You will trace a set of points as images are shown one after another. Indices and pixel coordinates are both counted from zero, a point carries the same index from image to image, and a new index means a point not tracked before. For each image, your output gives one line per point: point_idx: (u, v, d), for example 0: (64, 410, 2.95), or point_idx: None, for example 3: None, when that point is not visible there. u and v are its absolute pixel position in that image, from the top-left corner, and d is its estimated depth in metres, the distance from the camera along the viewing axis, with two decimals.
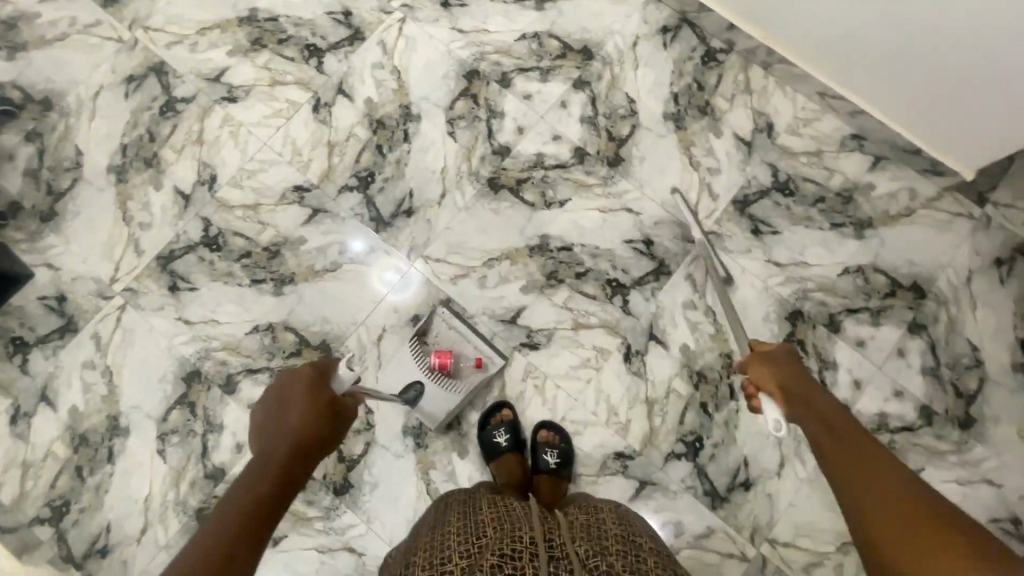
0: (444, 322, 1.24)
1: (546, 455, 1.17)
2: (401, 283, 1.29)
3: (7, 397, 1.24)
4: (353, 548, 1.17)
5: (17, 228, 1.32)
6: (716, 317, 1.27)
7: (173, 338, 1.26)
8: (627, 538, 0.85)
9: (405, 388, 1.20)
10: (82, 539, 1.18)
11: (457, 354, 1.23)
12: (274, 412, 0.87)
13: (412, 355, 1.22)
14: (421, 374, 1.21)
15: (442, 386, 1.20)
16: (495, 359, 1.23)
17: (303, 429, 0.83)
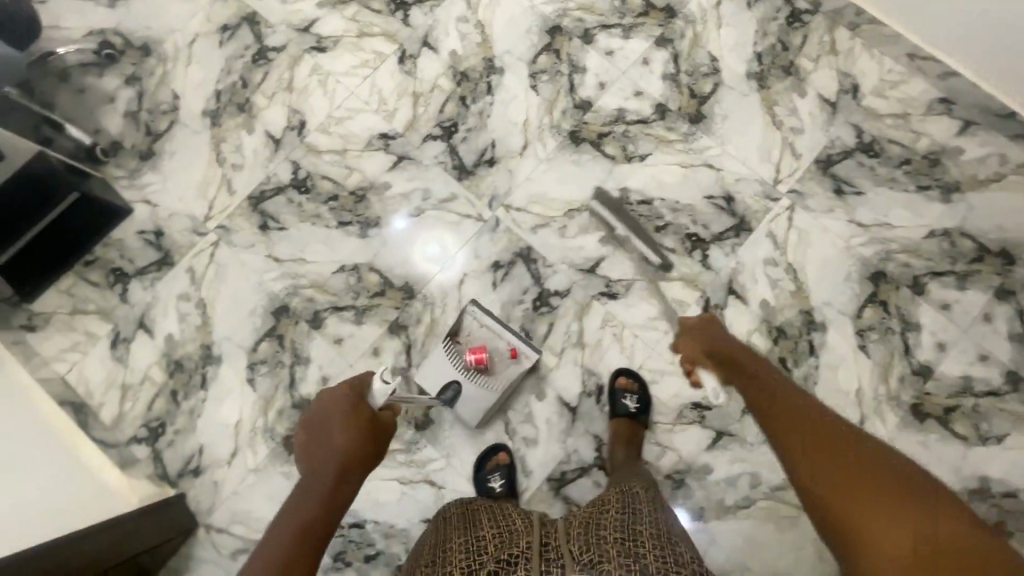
0: (474, 320, 1.22)
1: (626, 399, 1.19)
2: (442, 260, 1.30)
3: (108, 322, 1.31)
4: (433, 481, 1.21)
5: (117, 166, 1.39)
6: (797, 275, 1.27)
7: (263, 274, 1.31)
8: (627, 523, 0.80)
9: (443, 387, 1.19)
10: (177, 459, 1.24)
11: (491, 348, 1.21)
12: (317, 430, 0.92)
13: (446, 355, 1.20)
14: (456, 373, 1.19)
15: (479, 383, 1.19)
16: (531, 351, 1.21)
17: (347, 450, 0.87)
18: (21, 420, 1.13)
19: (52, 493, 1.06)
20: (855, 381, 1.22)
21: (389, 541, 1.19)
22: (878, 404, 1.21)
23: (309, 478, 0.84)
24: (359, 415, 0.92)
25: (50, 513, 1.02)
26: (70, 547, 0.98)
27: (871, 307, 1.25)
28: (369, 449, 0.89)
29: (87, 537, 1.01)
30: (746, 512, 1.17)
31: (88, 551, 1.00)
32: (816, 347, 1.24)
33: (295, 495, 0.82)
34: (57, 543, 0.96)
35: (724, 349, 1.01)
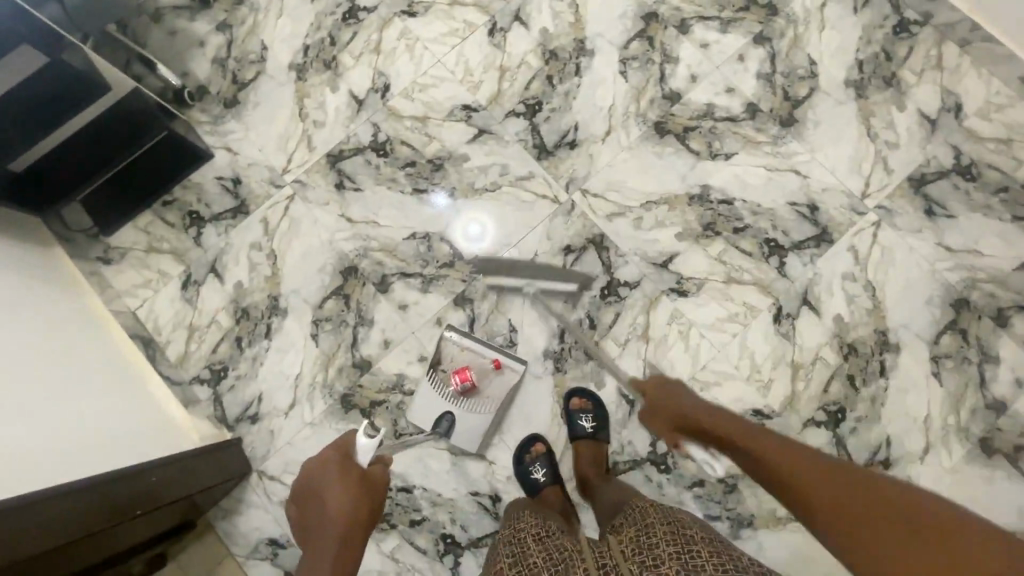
0: (455, 345, 1.24)
1: (581, 420, 1.17)
2: (477, 236, 1.30)
3: (180, 263, 1.33)
4: (484, 456, 1.22)
5: (202, 110, 1.40)
6: (875, 292, 1.23)
7: (335, 233, 1.32)
8: (677, 527, 0.79)
9: (437, 419, 1.20)
10: (236, 404, 1.26)
11: (473, 366, 1.23)
12: (311, 502, 0.94)
13: (431, 386, 1.22)
14: (446, 402, 1.21)
15: (471, 406, 1.20)
16: (514, 359, 1.23)
17: (340, 513, 0.88)
18: (90, 353, 1.14)
19: (114, 424, 1.06)
20: (923, 408, 1.19)
21: (434, 509, 1.20)
22: (945, 433, 1.17)
23: (315, 551, 0.86)
24: (349, 473, 0.92)
25: (121, 444, 1.04)
26: (135, 477, 0.98)
27: (950, 334, 1.21)
28: (367, 504, 0.89)
29: (152, 469, 1.02)
30: (797, 524, 1.15)
31: (150, 483, 1.00)
32: (888, 368, 1.20)
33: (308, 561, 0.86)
34: (124, 471, 0.96)
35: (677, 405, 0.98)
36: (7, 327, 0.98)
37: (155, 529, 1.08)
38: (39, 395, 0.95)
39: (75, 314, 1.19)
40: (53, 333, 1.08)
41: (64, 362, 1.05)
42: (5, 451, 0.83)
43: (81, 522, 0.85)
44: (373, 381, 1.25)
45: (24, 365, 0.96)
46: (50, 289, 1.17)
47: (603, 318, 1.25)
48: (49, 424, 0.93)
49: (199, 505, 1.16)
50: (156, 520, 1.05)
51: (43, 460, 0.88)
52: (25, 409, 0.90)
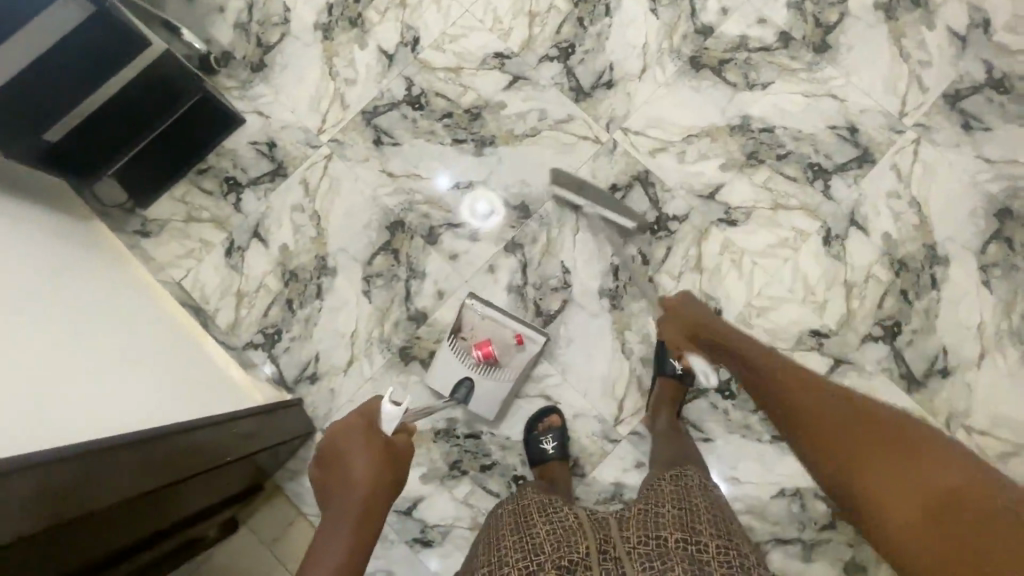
0: (476, 315, 1.22)
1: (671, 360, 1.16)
2: (485, 216, 1.29)
3: (223, 231, 1.31)
4: (548, 396, 1.22)
5: (229, 77, 1.38)
6: (920, 208, 1.25)
7: (377, 189, 1.31)
8: (687, 521, 0.78)
9: (456, 385, 1.19)
10: (293, 365, 1.26)
11: (496, 340, 1.21)
12: (332, 470, 0.81)
13: (452, 353, 1.20)
14: (465, 369, 1.19)
15: (491, 376, 1.19)
16: (536, 333, 1.21)
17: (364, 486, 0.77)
18: (151, 321, 1.13)
19: (179, 388, 1.04)
20: (976, 316, 1.21)
21: (504, 453, 1.20)
22: (999, 339, 1.20)
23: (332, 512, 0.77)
24: (376, 445, 0.81)
25: (193, 405, 1.03)
26: (199, 431, 0.96)
27: (996, 243, 1.23)
28: (392, 479, 0.80)
29: (214, 425, 0.99)
30: None
31: (215, 437, 0.98)
32: (939, 280, 1.22)
33: (323, 528, 0.76)
34: (188, 424, 0.94)
35: (701, 320, 1.07)
36: (73, 298, 0.98)
37: (228, 491, 1.06)
38: (91, 358, 0.90)
39: (128, 285, 1.17)
40: (102, 298, 1.05)
41: (121, 329, 1.03)
42: (77, 409, 0.80)
43: (157, 471, 0.83)
44: (430, 332, 1.25)
45: (81, 331, 0.93)
46: (95, 256, 1.14)
47: (654, 252, 1.25)
48: (123, 386, 0.92)
49: (266, 467, 1.16)
50: (228, 479, 1.04)
51: (122, 417, 0.87)
52: (75, 373, 0.85)
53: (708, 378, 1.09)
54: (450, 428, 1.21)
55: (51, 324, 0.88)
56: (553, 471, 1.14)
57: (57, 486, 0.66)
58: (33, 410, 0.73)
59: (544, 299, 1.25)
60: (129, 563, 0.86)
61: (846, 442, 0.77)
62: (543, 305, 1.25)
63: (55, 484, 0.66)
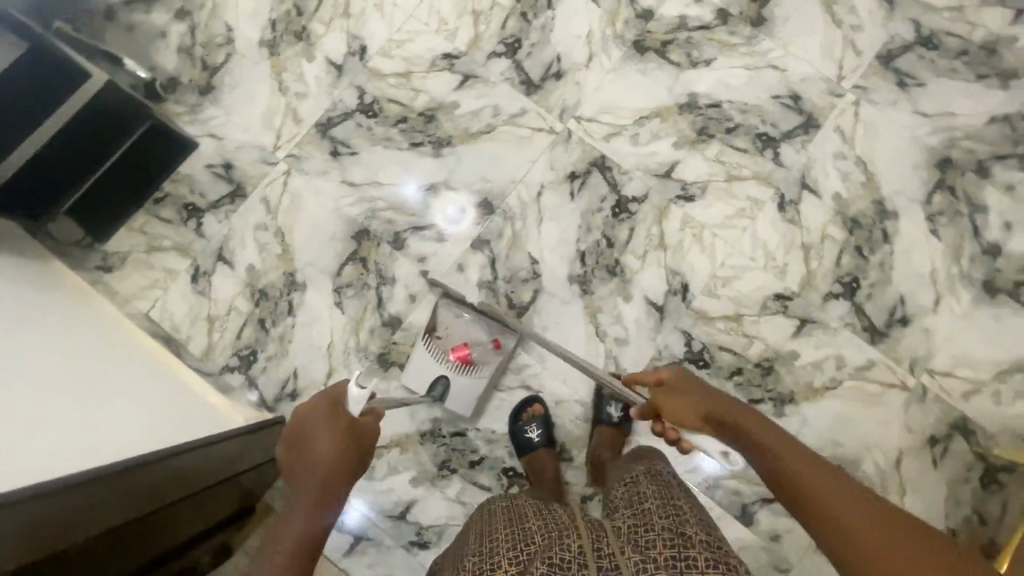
0: (452, 314, 1.23)
1: (610, 408, 1.17)
2: (457, 217, 1.30)
3: (186, 257, 1.30)
4: (529, 385, 1.24)
5: (177, 102, 1.37)
6: (866, 166, 1.30)
7: (339, 200, 1.31)
8: (676, 529, 0.72)
9: (431, 383, 1.20)
10: (272, 384, 1.25)
11: (473, 342, 1.22)
12: (295, 454, 0.80)
13: (428, 352, 1.21)
14: (441, 368, 1.20)
15: (466, 377, 1.20)
16: (512, 338, 1.24)
17: (327, 465, 0.77)
18: (127, 356, 1.13)
19: (162, 416, 1.05)
20: (928, 264, 1.26)
21: (491, 447, 1.22)
22: (951, 283, 1.25)
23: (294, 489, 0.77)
24: (340, 425, 0.80)
25: (178, 431, 1.04)
26: (169, 460, 0.94)
27: (939, 193, 1.29)
28: (355, 459, 0.79)
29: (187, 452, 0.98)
30: (833, 392, 1.22)
31: (187, 463, 0.97)
32: (890, 234, 1.27)
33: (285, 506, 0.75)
34: (158, 454, 0.92)
35: (712, 398, 0.94)
36: (48, 338, 0.99)
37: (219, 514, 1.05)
38: (67, 394, 0.90)
39: (101, 323, 1.17)
40: (68, 336, 1.04)
41: (98, 365, 1.03)
42: (56, 446, 0.81)
43: (122, 506, 0.82)
44: (406, 336, 1.26)
45: (59, 369, 0.94)
46: (56, 297, 1.13)
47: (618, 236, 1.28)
48: (104, 418, 0.93)
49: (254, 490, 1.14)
50: (214, 503, 1.02)
51: (104, 450, 0.88)
52: (53, 410, 0.86)
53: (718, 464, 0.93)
54: (435, 429, 1.22)
55: (26, 364, 0.89)
56: (537, 460, 1.17)
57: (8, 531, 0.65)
58: (5, 445, 0.74)
59: (515, 291, 1.27)
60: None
61: (873, 540, 0.68)
62: (515, 297, 1.27)
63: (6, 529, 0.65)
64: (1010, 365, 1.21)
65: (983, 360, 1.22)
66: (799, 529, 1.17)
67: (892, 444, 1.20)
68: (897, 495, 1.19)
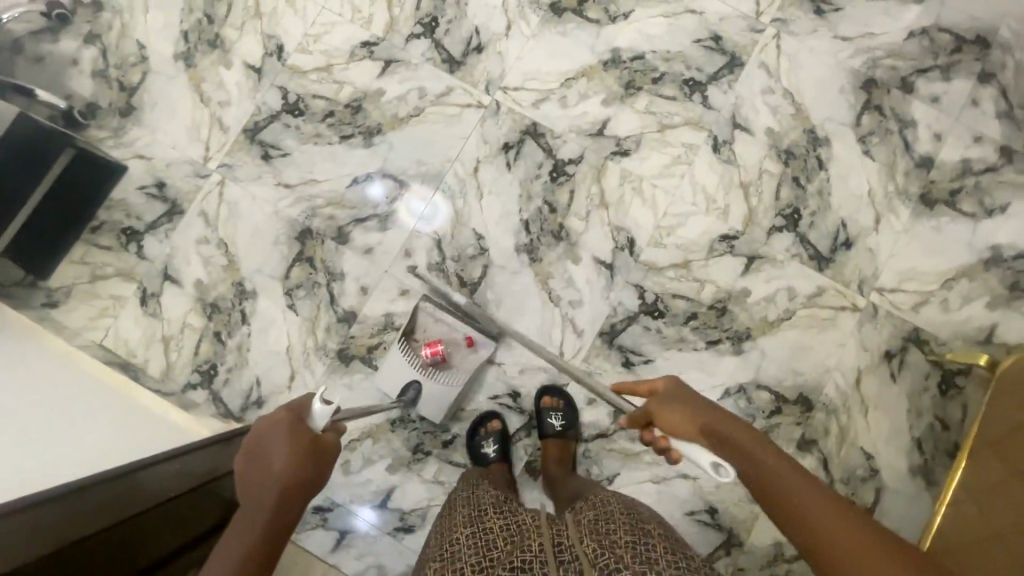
0: (430, 316, 1.23)
1: (551, 418, 1.18)
2: (429, 212, 1.29)
3: (132, 281, 1.29)
4: (492, 359, 1.25)
5: (99, 127, 1.34)
6: (794, 98, 1.31)
7: (277, 203, 1.30)
8: (637, 520, 0.82)
9: (404, 388, 1.19)
10: (236, 395, 1.25)
11: (448, 341, 1.22)
12: (251, 467, 0.79)
13: (401, 354, 1.20)
14: (414, 372, 1.19)
15: (437, 379, 1.19)
16: (488, 337, 1.23)
17: (284, 478, 0.76)
18: (91, 380, 1.14)
19: (138, 431, 1.08)
20: (864, 186, 1.28)
21: (462, 425, 1.23)
22: (889, 201, 1.27)
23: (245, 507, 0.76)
24: (301, 442, 0.79)
25: (153, 442, 1.07)
26: (152, 470, 0.98)
27: (868, 114, 1.30)
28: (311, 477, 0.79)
29: (132, 472, 0.93)
30: (789, 323, 1.24)
31: (148, 479, 0.96)
32: (825, 161, 1.28)
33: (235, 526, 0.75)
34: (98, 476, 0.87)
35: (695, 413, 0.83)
36: (18, 367, 1.02)
37: (201, 526, 1.03)
38: (5, 420, 0.86)
39: (60, 351, 1.18)
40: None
41: (66, 390, 1.06)
42: (32, 465, 0.84)
43: (66, 528, 0.78)
44: (363, 328, 1.26)
45: (34, 393, 0.97)
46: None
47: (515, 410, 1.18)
48: (80, 437, 0.96)
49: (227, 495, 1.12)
50: (184, 519, 0.99)
51: (81, 465, 0.91)
52: (31, 429, 0.89)
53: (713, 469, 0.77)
54: (404, 416, 1.23)
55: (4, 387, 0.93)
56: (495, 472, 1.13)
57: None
58: None
59: (465, 267, 1.27)
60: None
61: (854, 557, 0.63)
62: (465, 274, 1.27)
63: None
64: (955, 273, 1.24)
65: (928, 271, 1.24)
66: None
67: (850, 365, 1.22)
68: (861, 412, 1.21)
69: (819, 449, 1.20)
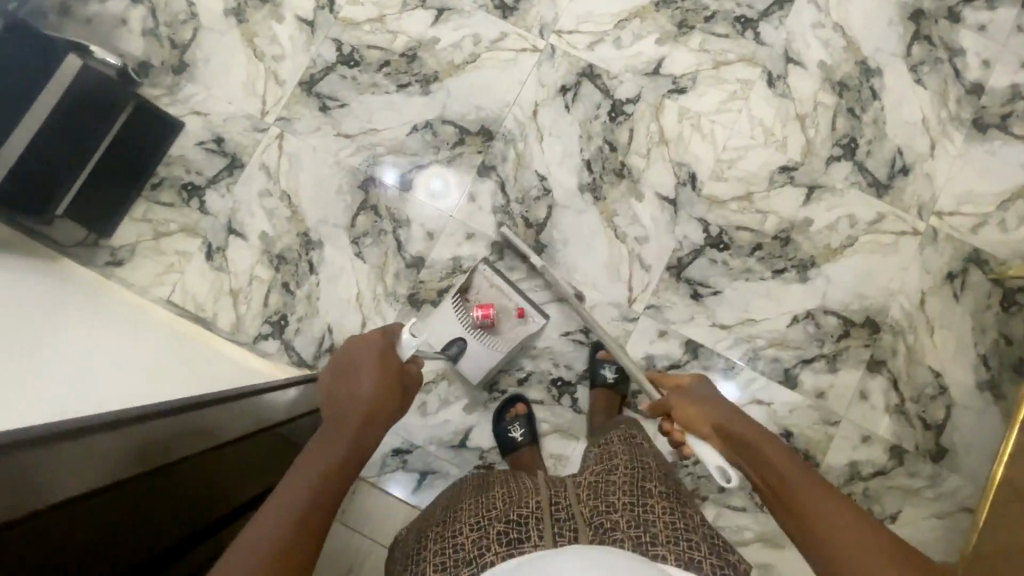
0: (485, 279, 1.21)
1: (604, 369, 1.21)
2: (442, 193, 1.29)
3: (196, 237, 1.30)
4: (562, 297, 1.26)
5: (153, 85, 1.34)
6: (845, 31, 1.32)
7: (338, 152, 1.30)
8: (636, 475, 0.80)
9: (449, 343, 1.18)
10: (308, 343, 1.26)
11: (499, 307, 1.21)
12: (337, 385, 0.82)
13: (452, 309, 1.18)
14: (461, 329, 1.18)
15: (482, 343, 1.18)
16: (539, 313, 1.21)
17: (374, 394, 0.79)
18: (167, 325, 1.17)
19: (220, 370, 1.10)
20: (918, 113, 1.30)
21: (535, 361, 1.25)
22: (942, 127, 1.29)
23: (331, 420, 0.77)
24: (390, 365, 0.84)
25: (234, 378, 1.09)
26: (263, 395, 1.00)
27: (917, 44, 1.31)
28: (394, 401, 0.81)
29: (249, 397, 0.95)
30: (852, 249, 1.26)
31: (257, 407, 0.97)
32: (878, 91, 1.30)
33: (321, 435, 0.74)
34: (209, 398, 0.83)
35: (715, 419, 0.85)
36: (100, 311, 1.05)
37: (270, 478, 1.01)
38: (96, 346, 0.90)
39: (135, 300, 1.21)
40: (62, 308, 0.96)
41: (150, 334, 1.09)
42: (130, 379, 0.87)
43: (168, 449, 0.75)
44: (431, 273, 1.27)
45: (120, 334, 1.01)
46: (37, 277, 1.03)
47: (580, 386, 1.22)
48: (169, 367, 0.99)
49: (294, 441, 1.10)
50: (268, 452, 1.01)
51: (173, 384, 0.94)
52: (120, 356, 0.92)
53: (724, 480, 0.79)
54: None
55: (91, 325, 0.96)
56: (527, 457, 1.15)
57: (49, 464, 0.56)
58: (81, 373, 0.80)
59: (530, 209, 1.29)
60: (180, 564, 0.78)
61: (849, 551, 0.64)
62: (531, 215, 1.28)
63: (48, 460, 0.56)
64: (1011, 194, 1.27)
65: (985, 194, 1.27)
66: (841, 381, 1.23)
67: (914, 287, 1.25)
68: (926, 332, 1.24)
69: (888, 369, 1.23)
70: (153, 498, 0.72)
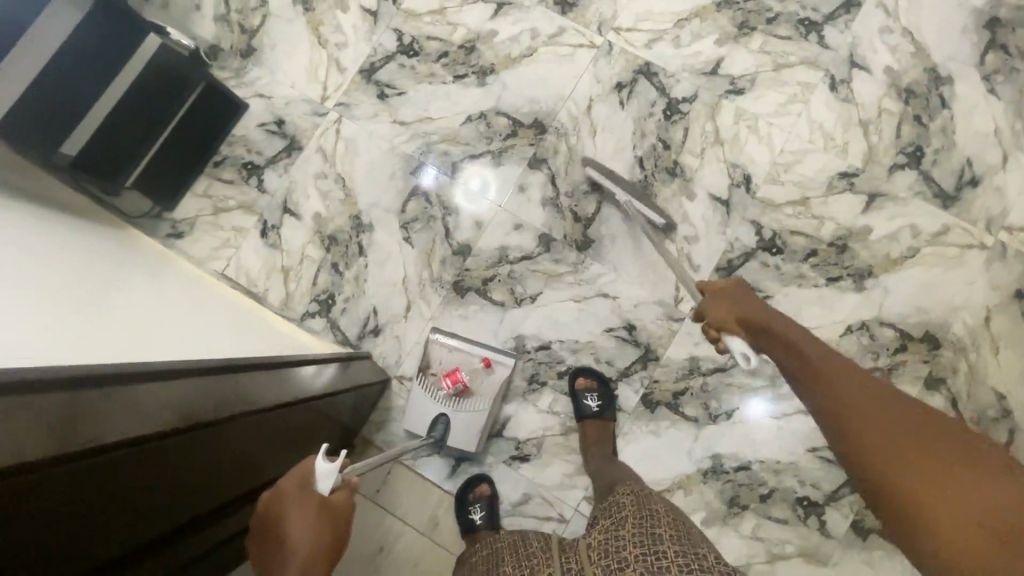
0: (443, 347, 1.23)
1: (587, 399, 1.19)
2: (482, 189, 1.30)
3: (253, 214, 1.34)
4: (607, 293, 1.25)
5: (222, 68, 1.39)
6: (915, 36, 1.28)
7: (393, 139, 1.33)
8: (645, 527, 0.74)
9: (432, 423, 1.19)
10: (354, 323, 1.29)
11: (464, 367, 1.22)
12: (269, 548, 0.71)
13: (422, 390, 1.20)
14: (438, 404, 1.19)
15: (463, 410, 1.19)
16: (504, 355, 1.22)
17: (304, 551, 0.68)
18: (217, 295, 1.20)
19: (268, 342, 1.12)
20: (991, 123, 1.24)
21: (577, 354, 1.24)
22: (1017, 139, 1.23)
23: None
24: (312, 509, 0.71)
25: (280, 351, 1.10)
26: (300, 370, 0.99)
27: (992, 53, 1.25)
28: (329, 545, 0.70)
29: (289, 369, 0.95)
30: (913, 260, 1.21)
31: (298, 378, 0.97)
32: (947, 99, 1.25)
33: None
34: (235, 364, 0.82)
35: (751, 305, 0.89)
36: (161, 279, 1.10)
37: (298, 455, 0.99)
38: (155, 314, 0.93)
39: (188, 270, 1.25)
40: (127, 274, 1.00)
41: (204, 303, 1.12)
42: (186, 346, 0.89)
43: (215, 408, 0.73)
44: (477, 262, 1.28)
45: (178, 301, 1.04)
46: (92, 239, 1.06)
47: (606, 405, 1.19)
48: (221, 337, 1.01)
49: (332, 417, 1.07)
50: (309, 428, 1.00)
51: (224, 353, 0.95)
52: (176, 324, 0.94)
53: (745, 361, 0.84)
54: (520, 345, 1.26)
55: (151, 291, 1.00)
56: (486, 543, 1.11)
57: (95, 406, 0.56)
58: (139, 338, 0.82)
59: (579, 203, 1.28)
60: (188, 549, 0.76)
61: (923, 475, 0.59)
62: (579, 210, 1.28)
63: (85, 404, 0.55)
64: None
65: None
66: None
67: (979, 304, 1.19)
68: (991, 352, 1.18)
69: (947, 388, 1.18)
70: (197, 461, 0.71)
